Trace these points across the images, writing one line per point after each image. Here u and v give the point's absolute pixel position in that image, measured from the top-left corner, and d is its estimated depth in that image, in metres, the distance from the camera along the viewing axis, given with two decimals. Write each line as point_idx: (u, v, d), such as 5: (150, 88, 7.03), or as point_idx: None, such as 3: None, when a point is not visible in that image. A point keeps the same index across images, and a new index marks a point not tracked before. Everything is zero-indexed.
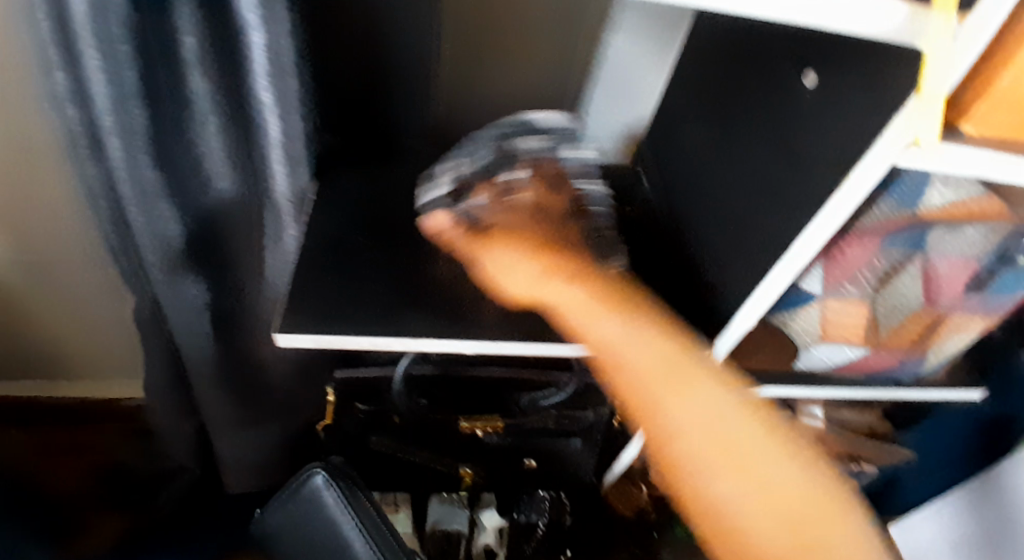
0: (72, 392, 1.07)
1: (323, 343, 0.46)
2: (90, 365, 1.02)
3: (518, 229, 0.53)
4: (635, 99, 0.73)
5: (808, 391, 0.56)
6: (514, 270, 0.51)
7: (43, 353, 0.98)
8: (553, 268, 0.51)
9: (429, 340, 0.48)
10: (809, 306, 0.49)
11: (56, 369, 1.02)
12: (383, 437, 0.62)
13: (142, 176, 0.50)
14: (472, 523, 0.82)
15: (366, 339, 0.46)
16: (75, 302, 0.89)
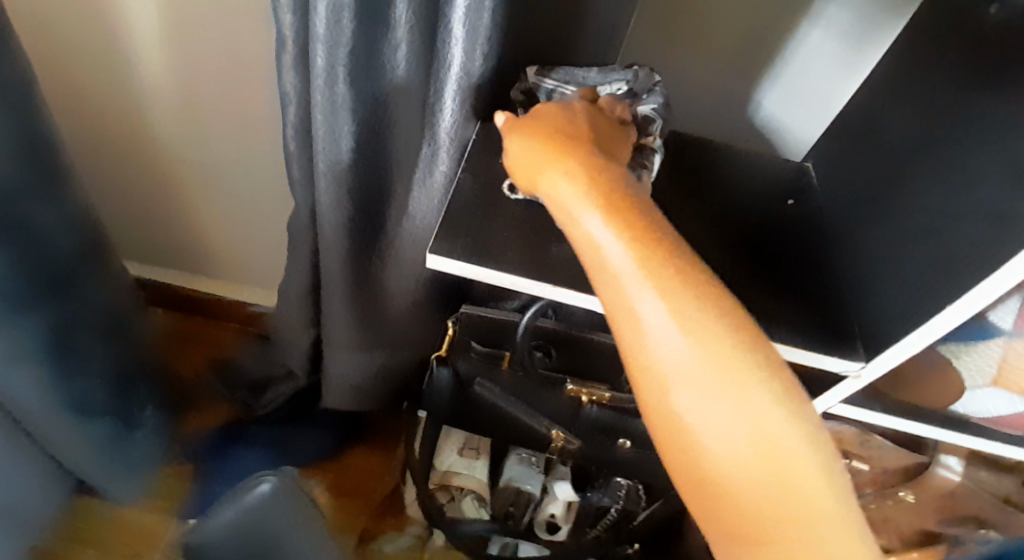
0: (204, 289, 1.20)
1: (471, 274, 0.48)
2: (227, 270, 1.15)
3: (557, 127, 0.42)
4: (830, 86, 0.67)
5: (957, 438, 0.50)
6: (525, 151, 0.40)
7: (194, 250, 1.11)
8: (593, 178, 0.36)
9: (568, 292, 0.48)
10: (992, 342, 0.43)
11: (197, 266, 1.16)
12: (490, 383, 0.62)
13: (337, 89, 0.54)
14: (545, 489, 0.84)
15: (508, 277, 0.48)
16: (230, 206, 0.99)
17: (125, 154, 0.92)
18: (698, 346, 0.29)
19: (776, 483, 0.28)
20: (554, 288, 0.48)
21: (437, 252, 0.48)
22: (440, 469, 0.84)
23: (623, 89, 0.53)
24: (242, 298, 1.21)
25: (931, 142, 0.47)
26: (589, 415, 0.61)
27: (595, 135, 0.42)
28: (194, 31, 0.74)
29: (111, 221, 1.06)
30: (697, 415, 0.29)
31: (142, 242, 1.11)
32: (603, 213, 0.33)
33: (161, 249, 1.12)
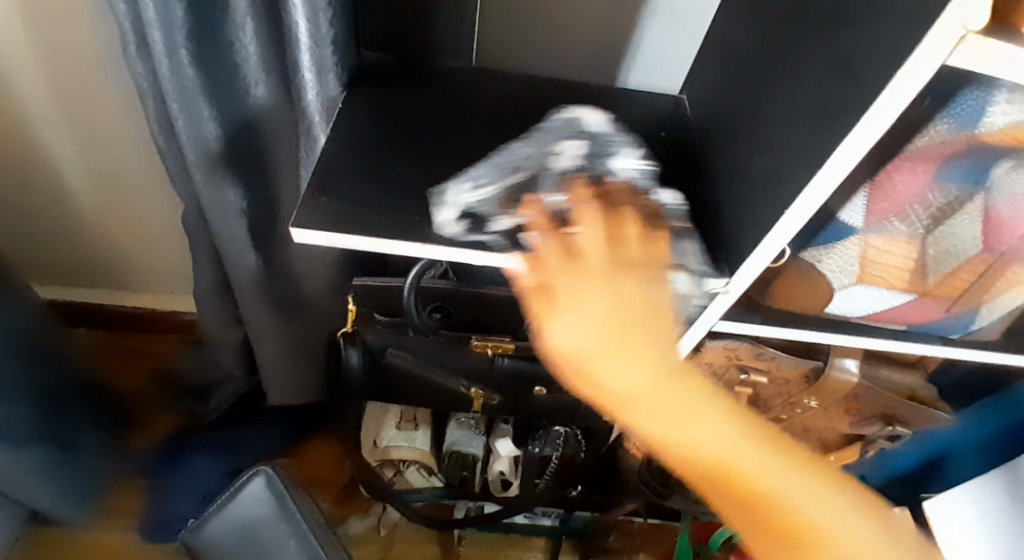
0: (133, 303, 1.18)
1: (339, 243, 0.45)
2: (149, 279, 1.13)
3: (590, 273, 0.40)
4: (685, 29, 0.68)
5: (839, 339, 0.51)
6: (572, 329, 0.39)
7: (106, 263, 1.07)
8: (628, 325, 0.38)
9: (444, 248, 0.45)
10: (849, 241, 0.44)
11: (119, 281, 1.13)
12: (401, 352, 0.62)
13: (185, 71, 0.52)
14: (487, 448, 0.86)
15: (379, 240, 0.45)
16: (136, 214, 0.96)
17: (9, 172, 0.87)
18: (774, 462, 0.38)
19: (858, 527, 0.37)
20: (430, 244, 0.45)
21: (301, 224, 0.45)
22: (382, 444, 0.85)
23: (578, 152, 0.53)
24: (168, 307, 1.18)
25: (776, 53, 0.47)
26: (501, 367, 0.61)
27: (617, 256, 0.42)
28: (43, 31, 0.70)
29: (13, 246, 1.02)
30: (797, 513, 0.37)
31: (55, 264, 1.07)
32: (657, 383, 0.37)
33: (71, 267, 1.08)
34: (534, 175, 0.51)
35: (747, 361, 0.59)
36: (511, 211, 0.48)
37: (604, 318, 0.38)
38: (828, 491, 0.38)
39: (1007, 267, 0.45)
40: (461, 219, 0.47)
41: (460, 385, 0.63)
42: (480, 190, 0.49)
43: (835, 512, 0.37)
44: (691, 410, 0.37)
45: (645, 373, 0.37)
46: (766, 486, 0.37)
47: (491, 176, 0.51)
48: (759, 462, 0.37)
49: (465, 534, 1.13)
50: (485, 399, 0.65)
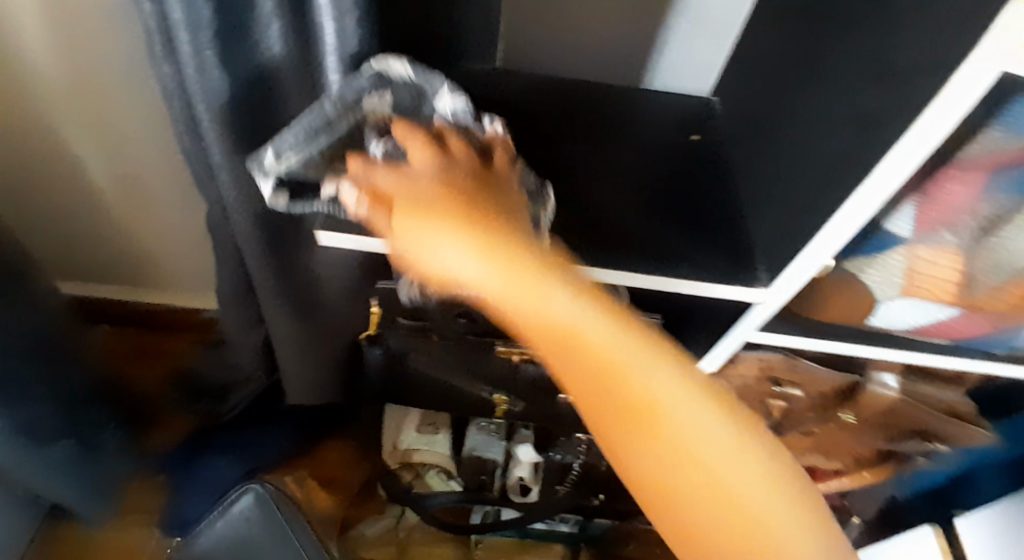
0: (154, 302, 1.19)
1: (367, 248, 0.48)
2: (171, 278, 1.13)
3: (438, 183, 0.38)
4: (717, 29, 0.66)
5: (879, 351, 0.50)
6: (424, 230, 0.36)
7: (129, 262, 1.08)
8: (477, 222, 0.37)
9: None
10: (894, 251, 0.42)
11: (142, 279, 1.14)
12: (423, 358, 0.61)
13: (211, 75, 0.51)
14: (507, 454, 0.85)
15: None
16: (159, 214, 0.97)
17: (37, 172, 0.88)
18: (654, 368, 0.33)
19: (750, 464, 0.32)
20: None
21: (329, 229, 0.48)
22: (402, 446, 0.85)
23: (387, 101, 0.46)
24: (189, 305, 1.19)
25: (815, 54, 0.45)
26: (527, 374, 0.60)
27: (476, 175, 0.40)
28: (70, 34, 0.70)
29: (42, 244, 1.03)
30: (681, 432, 0.32)
31: (80, 262, 1.08)
32: (509, 270, 0.35)
33: (94, 266, 1.09)
34: (347, 128, 0.46)
35: (779, 373, 0.57)
36: (328, 179, 0.45)
37: (446, 217, 0.36)
38: (720, 423, 0.33)
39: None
40: (280, 191, 0.45)
41: (482, 391, 0.63)
42: (294, 153, 0.46)
43: (714, 423, 0.33)
44: (547, 302, 0.34)
45: (495, 262, 0.35)
46: (634, 378, 0.33)
47: (299, 137, 0.46)
48: (633, 363, 0.33)
49: (482, 538, 1.12)
50: (508, 406, 0.64)
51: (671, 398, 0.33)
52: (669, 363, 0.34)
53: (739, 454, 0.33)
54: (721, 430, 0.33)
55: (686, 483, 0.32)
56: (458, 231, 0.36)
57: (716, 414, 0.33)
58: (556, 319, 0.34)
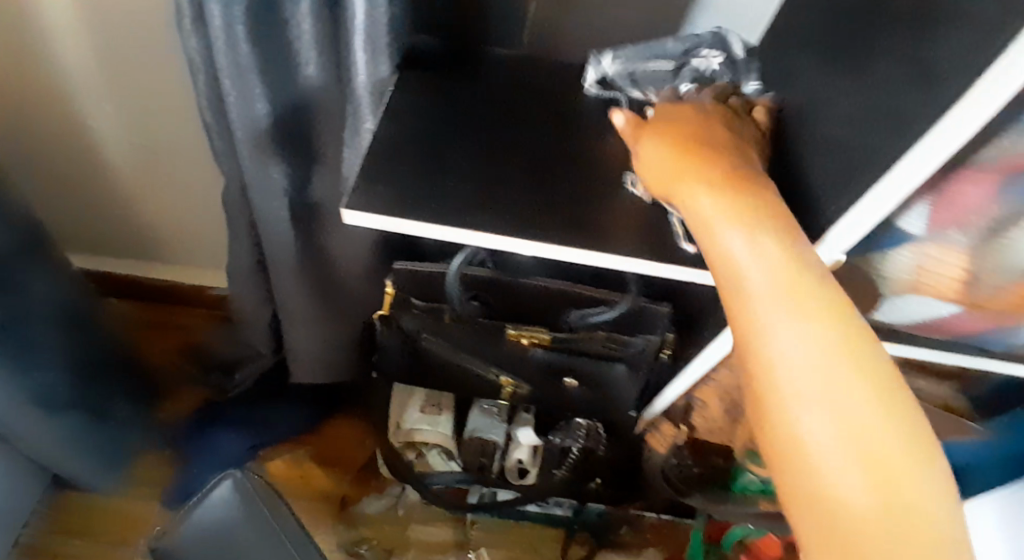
0: (162, 277, 1.21)
1: (391, 226, 0.46)
2: (180, 252, 1.14)
3: (685, 131, 0.45)
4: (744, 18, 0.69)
5: (887, 346, 0.52)
6: (653, 154, 0.44)
7: (141, 236, 1.10)
8: (704, 166, 0.39)
9: (496, 238, 0.46)
10: (904, 248, 0.44)
11: (151, 253, 1.15)
12: (437, 340, 0.61)
13: (239, 49, 0.52)
14: (508, 436, 0.86)
15: (430, 226, 0.46)
16: (173, 188, 0.98)
17: (54, 143, 0.89)
18: (836, 349, 0.29)
19: (920, 492, 0.27)
20: (478, 235, 0.46)
21: (354, 207, 0.46)
22: (405, 427, 0.86)
23: (714, 60, 0.61)
24: (200, 282, 1.21)
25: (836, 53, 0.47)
26: (537, 356, 0.61)
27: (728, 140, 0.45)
28: (95, 5, 0.71)
29: (54, 215, 1.04)
30: (832, 429, 0.28)
31: (89, 235, 1.10)
32: (721, 202, 0.36)
33: (106, 238, 1.11)
34: (677, 68, 0.61)
35: None
36: (644, 90, 0.60)
37: (692, 158, 0.41)
38: (896, 437, 0.28)
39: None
40: (599, 81, 0.60)
41: (489, 372, 0.63)
42: (622, 59, 0.61)
43: (886, 430, 0.28)
44: (738, 244, 0.34)
45: (713, 195, 0.37)
46: (792, 350, 0.30)
47: (635, 56, 0.61)
48: (805, 329, 0.30)
49: (479, 520, 1.13)
50: (514, 389, 0.65)
51: (829, 394, 0.28)
52: (854, 349, 0.29)
53: (905, 478, 0.27)
54: (897, 446, 0.27)
55: (816, 487, 0.28)
56: (703, 177, 0.39)
57: (880, 434, 0.28)
58: (744, 264, 0.33)
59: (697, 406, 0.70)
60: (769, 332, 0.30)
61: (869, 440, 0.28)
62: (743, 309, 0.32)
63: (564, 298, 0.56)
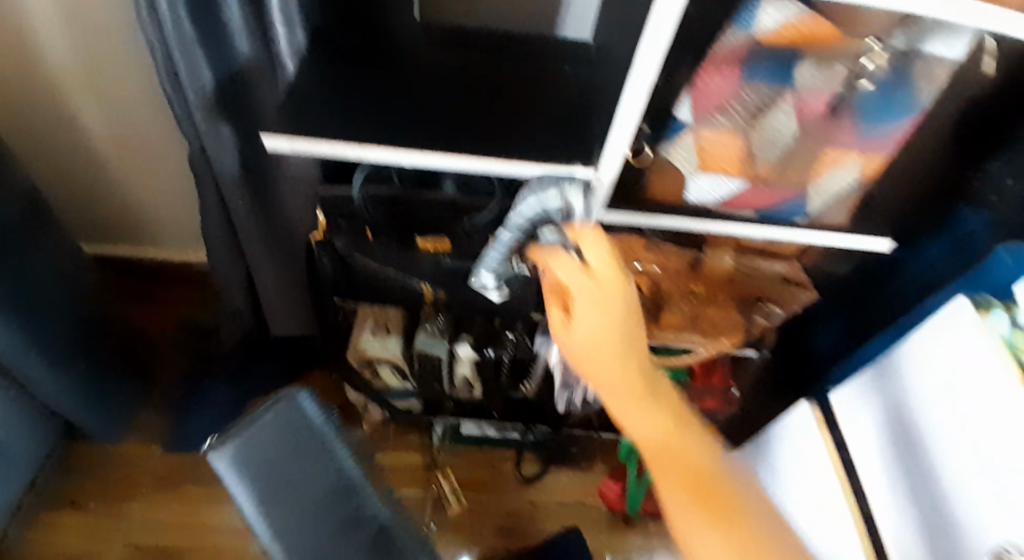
0: (155, 258, 1.37)
1: (296, 149, 0.62)
2: (171, 229, 1.32)
3: (601, 293, 0.51)
4: None
5: (703, 225, 0.64)
6: (581, 318, 0.51)
7: (132, 216, 1.27)
8: (624, 342, 0.50)
9: (379, 149, 0.61)
10: (685, 135, 0.56)
11: (145, 234, 1.32)
12: (362, 255, 0.72)
13: (183, 29, 0.66)
14: (450, 352, 1.01)
15: (326, 143, 0.60)
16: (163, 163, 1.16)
17: (50, 127, 1.07)
18: (722, 470, 0.49)
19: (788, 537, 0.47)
20: (364, 145, 0.60)
21: (269, 133, 0.60)
22: (361, 348, 1.01)
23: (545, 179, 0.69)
24: (187, 260, 1.38)
25: None
26: (446, 265, 0.73)
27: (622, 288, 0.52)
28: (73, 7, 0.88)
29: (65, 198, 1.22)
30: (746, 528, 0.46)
31: (93, 217, 1.28)
32: (631, 391, 0.50)
33: (102, 220, 1.28)
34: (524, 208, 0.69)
35: (637, 252, 0.73)
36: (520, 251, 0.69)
37: (607, 337, 0.50)
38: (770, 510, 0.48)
39: (821, 148, 0.56)
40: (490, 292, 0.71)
41: (412, 281, 0.75)
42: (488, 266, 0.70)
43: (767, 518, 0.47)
44: (648, 423, 0.50)
45: (627, 389, 0.50)
46: (708, 471, 0.48)
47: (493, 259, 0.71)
48: (690, 451, 0.49)
49: (445, 446, 1.32)
50: (434, 295, 0.78)
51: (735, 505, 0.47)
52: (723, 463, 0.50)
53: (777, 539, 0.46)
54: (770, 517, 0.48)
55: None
56: (619, 364, 0.50)
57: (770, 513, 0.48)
58: (653, 437, 0.50)
59: None
60: (701, 539, 0.47)
61: (764, 545, 0.45)
62: (687, 516, 0.47)
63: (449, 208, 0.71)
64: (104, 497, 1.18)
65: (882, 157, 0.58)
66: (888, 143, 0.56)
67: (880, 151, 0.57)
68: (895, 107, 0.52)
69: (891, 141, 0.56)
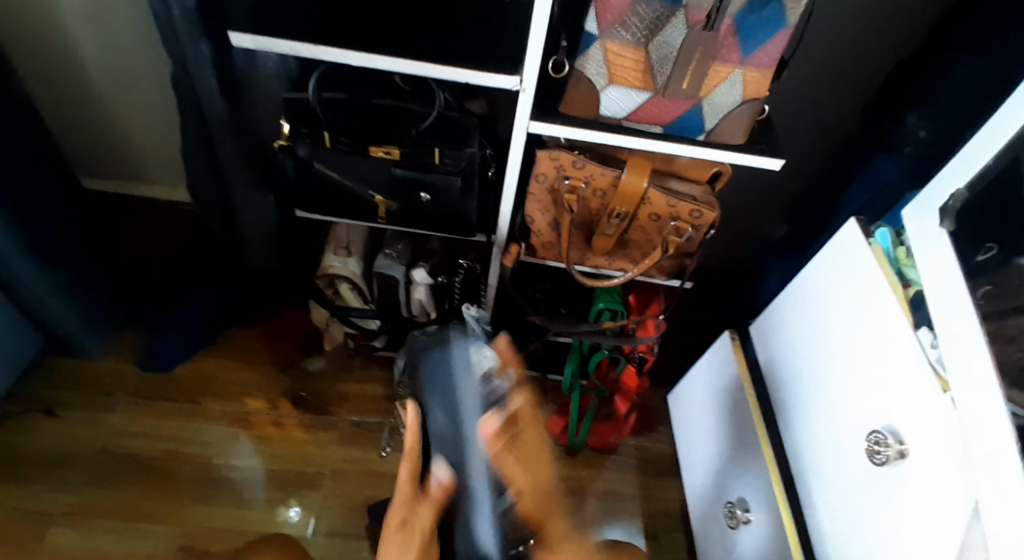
0: (140, 193, 1.48)
1: (259, 45, 0.71)
2: (154, 165, 1.41)
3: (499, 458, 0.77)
4: None
5: (617, 139, 0.75)
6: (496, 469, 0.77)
7: (123, 150, 1.37)
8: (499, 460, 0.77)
9: (327, 49, 0.70)
10: (595, 47, 0.68)
11: (130, 168, 1.42)
12: (322, 164, 0.84)
13: None
14: (407, 276, 1.10)
15: (284, 43, 0.70)
16: (149, 95, 1.24)
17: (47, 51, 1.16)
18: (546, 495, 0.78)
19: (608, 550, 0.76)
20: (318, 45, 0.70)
21: (235, 32, 0.70)
22: (323, 266, 1.10)
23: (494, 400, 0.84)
24: (173, 198, 1.48)
25: None
26: (396, 175, 0.84)
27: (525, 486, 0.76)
28: None
29: (61, 126, 1.31)
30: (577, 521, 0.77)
31: (83, 146, 1.36)
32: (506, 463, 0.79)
33: (92, 153, 1.38)
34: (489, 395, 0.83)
35: (568, 168, 0.82)
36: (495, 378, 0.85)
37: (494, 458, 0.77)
38: None
39: (709, 62, 0.67)
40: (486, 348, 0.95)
41: (367, 191, 0.87)
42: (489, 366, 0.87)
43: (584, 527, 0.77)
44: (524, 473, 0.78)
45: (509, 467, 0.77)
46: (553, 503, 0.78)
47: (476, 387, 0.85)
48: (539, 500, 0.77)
49: None
50: (388, 207, 0.90)
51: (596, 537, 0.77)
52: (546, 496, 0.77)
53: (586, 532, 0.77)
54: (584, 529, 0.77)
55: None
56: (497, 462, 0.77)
57: None
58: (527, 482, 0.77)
59: (532, 226, 0.94)
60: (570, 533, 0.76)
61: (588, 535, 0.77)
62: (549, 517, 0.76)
63: (399, 113, 0.80)
64: (80, 408, 1.26)
65: (762, 74, 0.69)
66: (766, 60, 0.68)
67: (759, 67, 0.68)
68: (766, 25, 0.64)
69: (768, 57, 0.67)
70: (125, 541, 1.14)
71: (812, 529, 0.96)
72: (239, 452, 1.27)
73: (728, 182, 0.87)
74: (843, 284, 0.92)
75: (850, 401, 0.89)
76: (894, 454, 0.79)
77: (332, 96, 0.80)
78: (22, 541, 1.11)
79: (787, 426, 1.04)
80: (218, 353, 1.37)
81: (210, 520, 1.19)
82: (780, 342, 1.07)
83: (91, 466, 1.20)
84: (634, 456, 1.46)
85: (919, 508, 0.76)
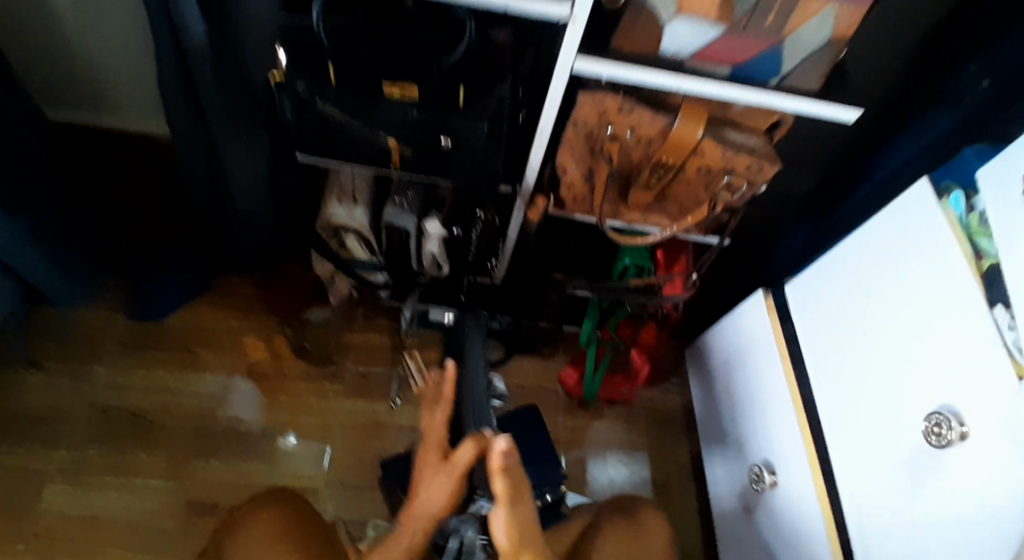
0: (113, 126, 1.34)
1: None
2: (125, 96, 1.27)
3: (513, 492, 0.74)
4: None
5: (679, 82, 0.68)
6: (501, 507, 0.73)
7: (87, 76, 1.22)
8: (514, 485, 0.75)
9: None
10: None
11: (98, 100, 1.28)
12: (327, 105, 0.72)
13: None
14: (417, 227, 0.99)
15: None
16: (112, 11, 1.09)
17: None
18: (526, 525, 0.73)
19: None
20: None
21: None
22: (326, 216, 0.99)
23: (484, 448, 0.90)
24: (148, 131, 1.35)
25: None
26: (412, 118, 0.73)
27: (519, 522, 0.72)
28: None
29: (9, 49, 1.16)
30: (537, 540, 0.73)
31: (41, 72, 1.21)
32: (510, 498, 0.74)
33: (52, 79, 1.23)
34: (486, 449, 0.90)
35: (612, 115, 0.71)
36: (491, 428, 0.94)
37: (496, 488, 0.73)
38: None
39: None
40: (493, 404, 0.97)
41: (380, 134, 0.76)
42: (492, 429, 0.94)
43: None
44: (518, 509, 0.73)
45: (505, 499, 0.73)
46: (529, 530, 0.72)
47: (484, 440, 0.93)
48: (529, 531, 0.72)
49: (413, 329, 1.33)
50: (400, 151, 0.79)
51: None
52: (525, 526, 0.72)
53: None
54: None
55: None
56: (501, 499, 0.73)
57: None
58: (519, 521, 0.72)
59: (563, 178, 0.83)
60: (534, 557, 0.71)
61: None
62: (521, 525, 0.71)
63: (416, 42, 0.68)
64: (67, 361, 1.19)
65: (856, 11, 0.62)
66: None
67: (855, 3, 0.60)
68: None
69: None
70: (123, 499, 1.10)
71: (850, 501, 0.93)
72: (239, 401, 1.21)
73: (790, 133, 0.77)
74: (908, 252, 0.84)
75: (902, 374, 0.84)
76: (955, 437, 0.74)
77: (339, 25, 0.67)
78: (17, 500, 1.07)
79: (827, 396, 0.99)
80: (210, 302, 1.29)
81: (214, 474, 1.14)
82: (826, 308, 1.00)
83: (84, 424, 1.14)
84: (648, 409, 1.42)
85: (980, 494, 0.71)
